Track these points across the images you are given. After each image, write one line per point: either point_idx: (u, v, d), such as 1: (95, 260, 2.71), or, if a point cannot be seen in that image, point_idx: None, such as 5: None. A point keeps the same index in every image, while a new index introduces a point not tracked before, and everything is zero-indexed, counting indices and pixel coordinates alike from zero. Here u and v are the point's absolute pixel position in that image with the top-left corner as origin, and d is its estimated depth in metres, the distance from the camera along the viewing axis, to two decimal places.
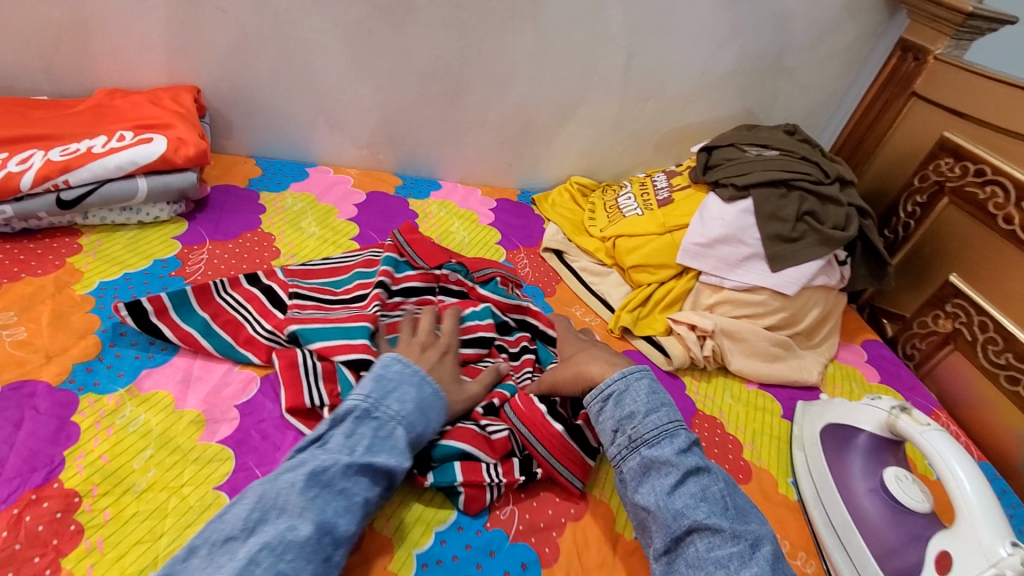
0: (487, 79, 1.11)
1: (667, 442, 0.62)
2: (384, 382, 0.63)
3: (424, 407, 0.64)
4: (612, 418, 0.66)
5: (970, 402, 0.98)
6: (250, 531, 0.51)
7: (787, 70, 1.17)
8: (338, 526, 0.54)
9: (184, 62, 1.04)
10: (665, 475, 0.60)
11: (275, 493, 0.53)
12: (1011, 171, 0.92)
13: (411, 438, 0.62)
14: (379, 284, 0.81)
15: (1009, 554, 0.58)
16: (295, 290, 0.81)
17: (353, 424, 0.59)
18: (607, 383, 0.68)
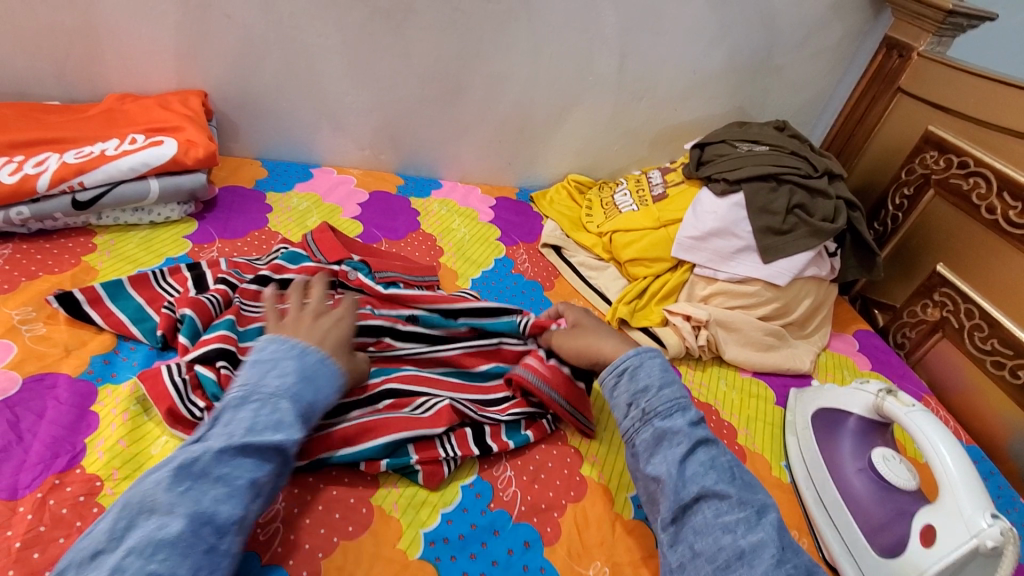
0: (485, 80, 1.14)
1: (679, 415, 0.65)
2: (259, 365, 0.60)
3: (309, 378, 0.61)
4: (627, 392, 0.68)
5: (960, 388, 1.00)
6: (117, 541, 0.47)
7: (777, 68, 1.20)
8: (218, 514, 0.50)
9: (191, 67, 1.07)
10: (676, 445, 0.62)
11: (143, 495, 0.49)
12: (992, 162, 0.95)
13: (298, 412, 0.58)
14: (257, 277, 0.81)
15: (990, 525, 0.60)
16: (222, 277, 0.80)
17: (229, 413, 0.56)
18: (623, 359, 0.71)
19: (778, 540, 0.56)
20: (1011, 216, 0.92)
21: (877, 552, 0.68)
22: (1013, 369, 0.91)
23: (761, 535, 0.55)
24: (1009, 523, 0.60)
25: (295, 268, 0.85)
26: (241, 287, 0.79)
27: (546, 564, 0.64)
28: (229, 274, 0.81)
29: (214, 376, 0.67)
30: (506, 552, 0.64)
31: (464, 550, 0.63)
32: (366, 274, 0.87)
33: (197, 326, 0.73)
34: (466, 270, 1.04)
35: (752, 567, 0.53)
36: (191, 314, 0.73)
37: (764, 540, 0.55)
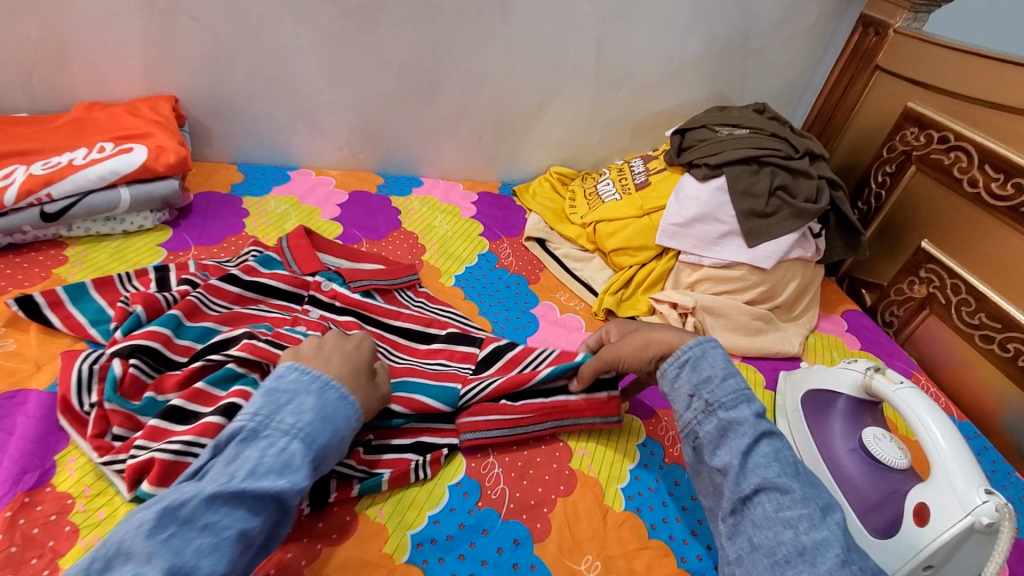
0: (462, 75, 1.12)
1: (745, 405, 0.60)
2: (277, 398, 0.57)
3: (327, 417, 0.57)
4: (688, 382, 0.63)
5: (950, 363, 1.00)
6: None
7: (755, 51, 1.19)
8: (198, 569, 0.46)
9: (160, 71, 1.05)
10: (741, 437, 0.58)
11: (123, 538, 0.45)
12: (972, 136, 0.95)
13: (308, 458, 0.54)
14: (228, 275, 0.81)
15: (985, 502, 0.58)
16: (187, 278, 0.80)
17: (237, 448, 0.53)
18: (686, 348, 0.65)
19: (846, 541, 0.51)
20: (994, 188, 0.92)
21: (872, 533, 0.67)
22: (1002, 342, 0.91)
23: (825, 534, 0.51)
24: (1003, 498, 0.59)
25: (267, 272, 0.85)
26: (205, 282, 0.79)
27: (536, 561, 0.63)
28: (194, 275, 0.81)
29: (120, 372, 0.65)
30: (495, 551, 0.63)
31: (453, 550, 0.62)
32: (340, 284, 0.87)
33: (141, 320, 0.72)
34: (449, 267, 1.03)
35: (814, 566, 0.49)
36: (140, 309, 0.72)
37: (828, 538, 0.51)
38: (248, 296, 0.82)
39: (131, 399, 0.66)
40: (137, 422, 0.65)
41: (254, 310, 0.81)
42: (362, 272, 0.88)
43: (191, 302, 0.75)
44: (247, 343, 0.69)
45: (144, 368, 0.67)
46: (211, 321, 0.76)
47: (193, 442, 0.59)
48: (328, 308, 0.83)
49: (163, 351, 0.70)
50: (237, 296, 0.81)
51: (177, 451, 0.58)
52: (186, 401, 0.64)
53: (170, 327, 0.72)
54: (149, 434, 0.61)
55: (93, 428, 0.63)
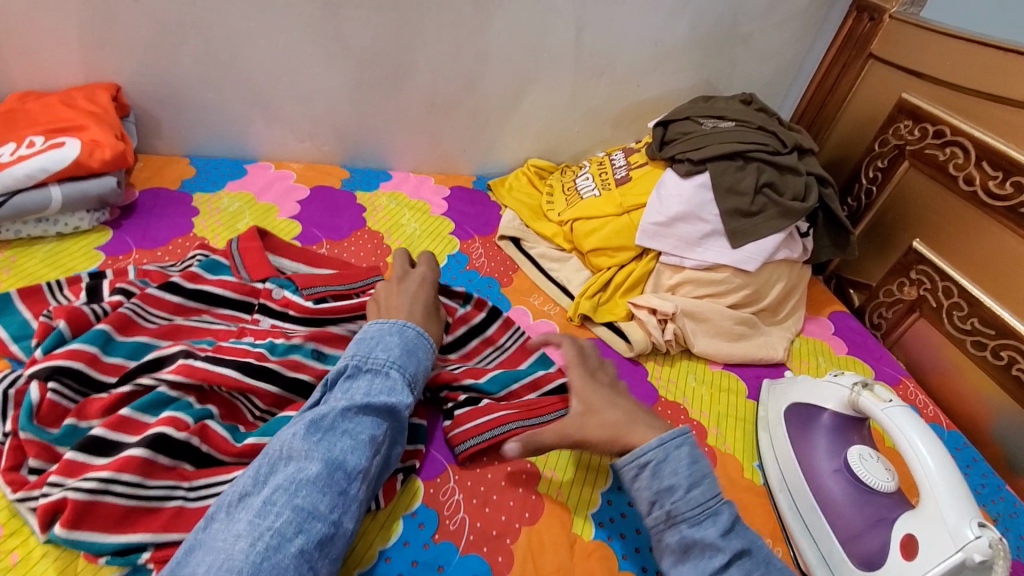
0: (431, 61, 1.05)
1: (710, 523, 0.55)
2: (369, 338, 0.61)
3: (411, 349, 0.62)
4: (648, 488, 0.58)
5: (939, 369, 0.96)
6: (261, 482, 0.50)
7: (743, 37, 1.12)
8: (347, 461, 0.52)
9: (100, 58, 0.97)
10: (709, 558, 0.53)
11: (281, 444, 0.52)
12: (970, 131, 0.90)
13: (411, 378, 0.60)
14: (166, 284, 0.74)
15: (977, 537, 0.55)
16: (121, 286, 0.73)
17: (350, 373, 0.58)
18: (646, 448, 0.59)
19: None
20: (991, 187, 0.87)
21: (855, 563, 0.63)
22: (995, 350, 0.87)
23: None
24: (996, 532, 0.55)
25: (213, 278, 0.78)
26: (141, 293, 0.72)
27: None
28: (129, 283, 0.74)
29: (36, 399, 0.60)
30: None
31: None
32: (293, 292, 0.80)
33: (64, 337, 0.66)
34: None
35: None
36: (62, 325, 0.66)
37: None
38: (191, 305, 0.75)
39: (48, 427, 0.60)
40: (55, 454, 0.59)
41: (196, 322, 0.74)
42: (316, 278, 0.81)
43: (124, 315, 0.69)
44: (183, 364, 0.64)
45: (66, 393, 0.62)
46: (146, 335, 0.70)
47: (112, 479, 0.55)
48: (280, 317, 0.76)
49: (87, 370, 0.64)
50: (175, 305, 0.74)
51: (92, 490, 0.54)
52: (108, 431, 0.59)
53: (97, 344, 0.65)
54: (64, 468, 0.56)
55: (6, 460, 0.58)
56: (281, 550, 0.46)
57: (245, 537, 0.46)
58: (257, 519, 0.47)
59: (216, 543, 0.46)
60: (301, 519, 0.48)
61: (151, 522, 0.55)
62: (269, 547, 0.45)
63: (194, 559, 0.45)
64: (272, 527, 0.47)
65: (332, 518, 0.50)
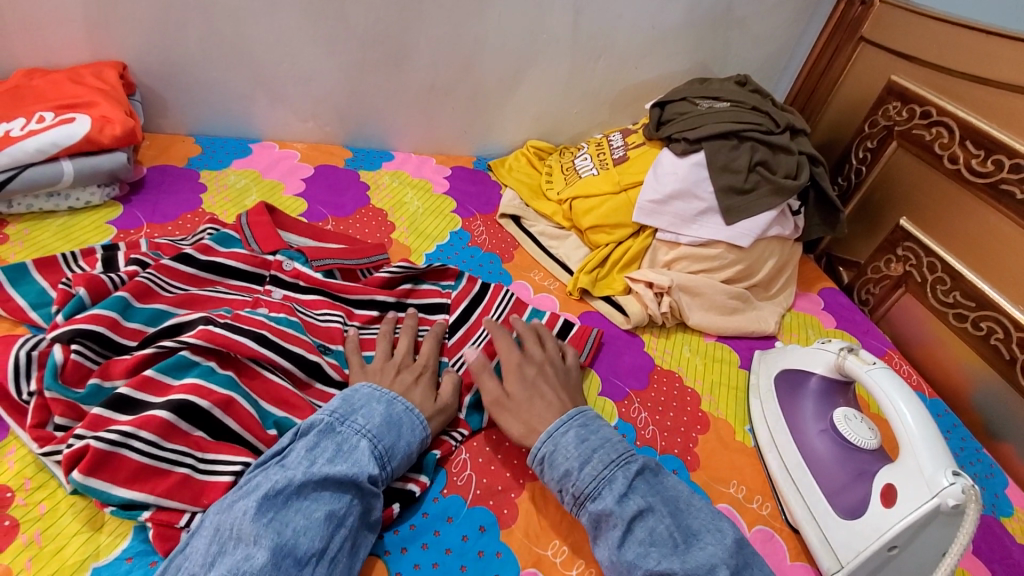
0: (431, 42, 1.06)
1: (607, 492, 0.59)
2: (351, 402, 0.63)
3: (394, 421, 0.63)
4: (552, 478, 0.62)
5: (923, 341, 1.00)
6: (210, 566, 0.49)
7: (738, 20, 1.14)
8: (298, 546, 0.51)
9: (105, 36, 0.98)
10: (613, 527, 0.58)
11: (231, 524, 0.51)
12: (955, 111, 0.93)
13: (380, 452, 0.60)
14: (181, 255, 0.77)
15: (951, 484, 0.58)
16: (136, 258, 0.75)
17: (315, 446, 0.58)
18: (538, 444, 0.64)
19: None
20: (974, 165, 0.90)
21: (838, 513, 0.66)
22: (975, 320, 0.91)
23: None
24: (969, 480, 0.58)
25: (224, 250, 0.80)
26: (156, 263, 0.75)
27: (503, 548, 0.62)
28: (144, 255, 0.77)
29: (60, 359, 0.62)
30: (460, 539, 0.62)
31: (416, 540, 0.62)
32: (303, 264, 0.83)
33: (84, 303, 0.68)
34: (419, 246, 1.00)
35: None
36: (82, 292, 0.68)
37: None
38: (206, 277, 0.78)
39: (73, 386, 0.62)
40: (79, 411, 0.62)
41: (212, 292, 0.77)
42: (325, 251, 0.84)
43: (141, 283, 0.71)
44: (204, 331, 0.66)
45: (89, 355, 0.64)
46: (164, 304, 0.72)
47: (132, 434, 0.58)
48: (292, 288, 0.80)
49: (109, 335, 0.66)
50: (188, 275, 0.76)
51: (113, 441, 0.57)
52: (133, 391, 0.62)
53: (116, 309, 0.68)
54: (90, 423, 0.59)
55: (32, 417, 0.60)
56: None
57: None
58: None
59: None
60: None
61: (156, 484, 0.58)
62: None
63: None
64: None
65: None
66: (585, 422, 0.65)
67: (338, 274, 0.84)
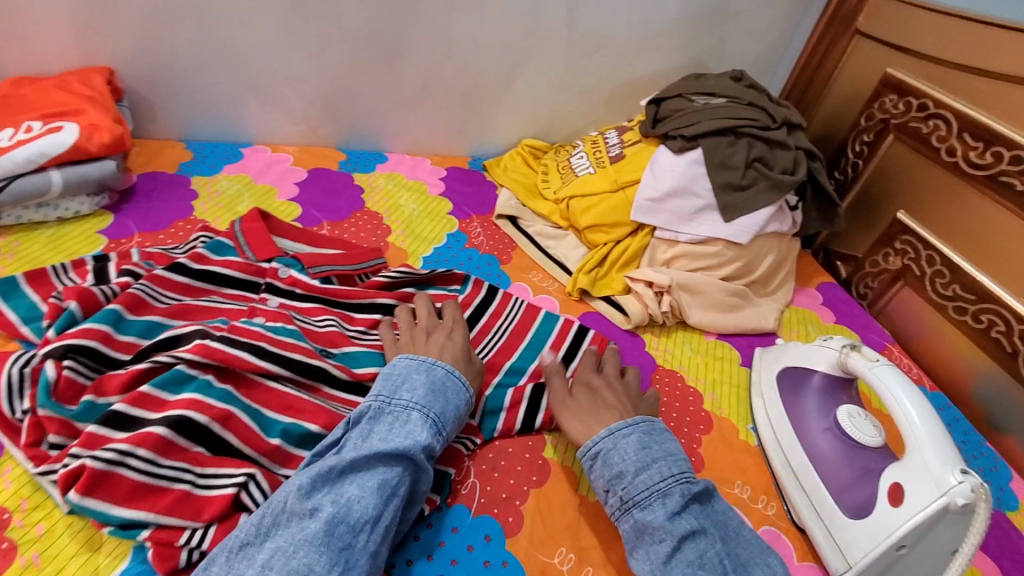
0: (424, 41, 1.05)
1: (659, 505, 0.59)
2: (397, 379, 0.65)
3: (438, 391, 0.65)
4: (602, 477, 0.63)
5: (922, 334, 1.00)
6: (264, 536, 0.52)
7: (732, 15, 1.13)
8: (351, 514, 0.54)
9: (92, 41, 0.96)
10: (659, 542, 0.57)
11: (286, 495, 0.54)
12: (951, 103, 0.93)
13: (430, 423, 0.62)
14: (174, 264, 0.75)
15: (960, 483, 0.58)
16: (128, 269, 0.74)
17: (367, 423, 0.61)
18: (596, 440, 0.65)
19: None
20: (972, 157, 0.90)
21: (845, 512, 0.66)
22: (975, 314, 0.91)
23: None
24: (978, 479, 0.58)
25: (219, 259, 0.79)
26: (148, 273, 0.74)
27: (509, 557, 0.62)
28: (136, 265, 0.75)
29: (53, 376, 0.60)
30: (466, 549, 0.62)
31: (422, 551, 0.61)
32: (299, 271, 0.82)
33: (76, 317, 0.67)
34: (416, 249, 0.99)
35: None
36: (74, 305, 0.67)
37: None
38: (199, 287, 0.76)
39: (66, 403, 0.61)
40: (74, 429, 0.61)
41: (206, 301, 0.75)
42: (322, 257, 0.83)
43: (133, 295, 0.70)
44: (201, 345, 0.65)
45: (82, 370, 0.63)
46: (157, 315, 0.71)
47: (129, 452, 0.57)
48: (288, 295, 0.79)
49: (101, 349, 0.65)
50: (182, 285, 0.75)
51: (110, 460, 0.56)
52: (129, 407, 0.61)
53: (109, 323, 0.67)
54: (86, 441, 0.58)
55: (27, 436, 0.59)
56: None
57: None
58: None
59: None
60: None
61: (155, 502, 0.57)
62: None
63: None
64: None
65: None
66: (649, 430, 0.66)
67: (336, 280, 0.83)
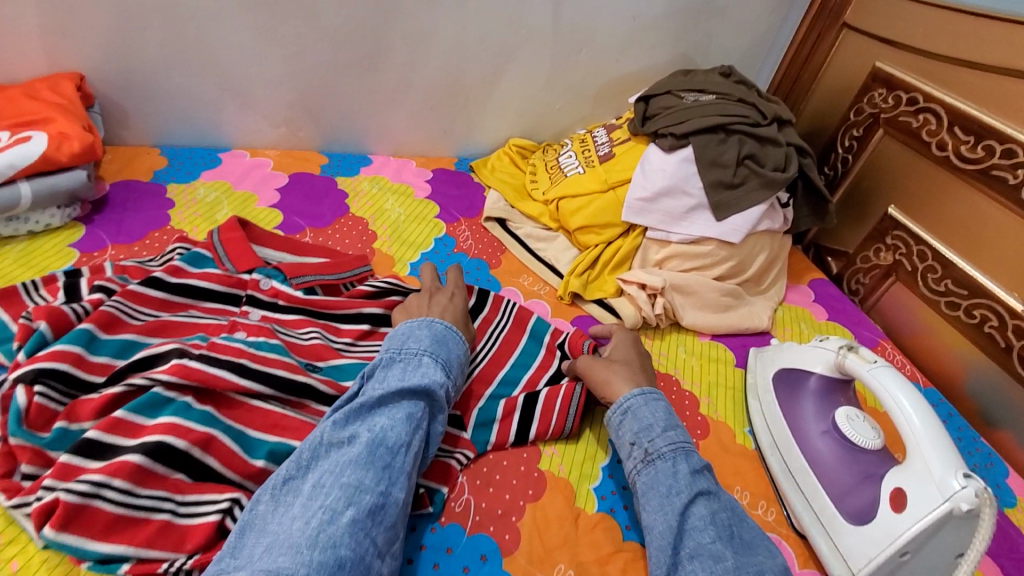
0: (407, 39, 1.02)
1: (683, 459, 0.61)
2: (403, 328, 0.68)
3: (441, 339, 0.67)
4: (630, 431, 0.65)
5: (914, 330, 1.00)
6: (306, 469, 0.54)
7: (720, 9, 1.12)
8: (388, 437, 0.57)
9: (59, 45, 0.92)
10: (676, 494, 0.59)
11: (321, 432, 0.57)
12: (942, 97, 0.92)
13: (442, 361, 0.65)
14: (149, 279, 0.72)
15: (964, 487, 0.57)
16: (101, 284, 0.71)
17: (384, 364, 0.62)
18: (629, 397, 0.68)
19: None
20: (963, 151, 0.89)
21: (847, 518, 0.65)
22: (968, 309, 0.90)
23: (761, 560, 0.55)
24: (981, 483, 0.57)
25: (197, 271, 0.76)
26: (122, 289, 0.70)
27: None
28: (109, 280, 0.72)
29: (23, 403, 0.58)
30: (461, 570, 0.60)
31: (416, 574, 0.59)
32: (282, 282, 0.79)
33: (47, 339, 0.64)
34: (404, 254, 0.96)
35: None
36: (44, 326, 0.64)
37: None
38: (176, 301, 0.73)
39: (39, 431, 0.58)
40: (47, 458, 0.58)
41: (183, 317, 0.72)
42: (304, 266, 0.80)
43: (106, 313, 0.67)
44: (178, 365, 0.62)
45: (53, 396, 0.60)
46: (132, 333, 0.68)
47: (104, 483, 0.54)
48: (270, 308, 0.76)
49: (73, 372, 0.62)
50: (159, 300, 0.72)
51: (85, 493, 0.53)
52: (103, 434, 0.58)
53: (81, 343, 0.63)
54: (59, 472, 0.55)
55: None
56: (334, 521, 0.49)
57: (301, 518, 0.50)
58: (309, 501, 0.51)
59: (273, 526, 0.50)
60: (349, 494, 0.52)
61: (135, 535, 0.54)
62: (324, 521, 0.49)
63: (249, 543, 0.49)
64: (323, 506, 0.51)
65: (380, 490, 0.53)
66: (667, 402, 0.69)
67: (321, 291, 0.80)
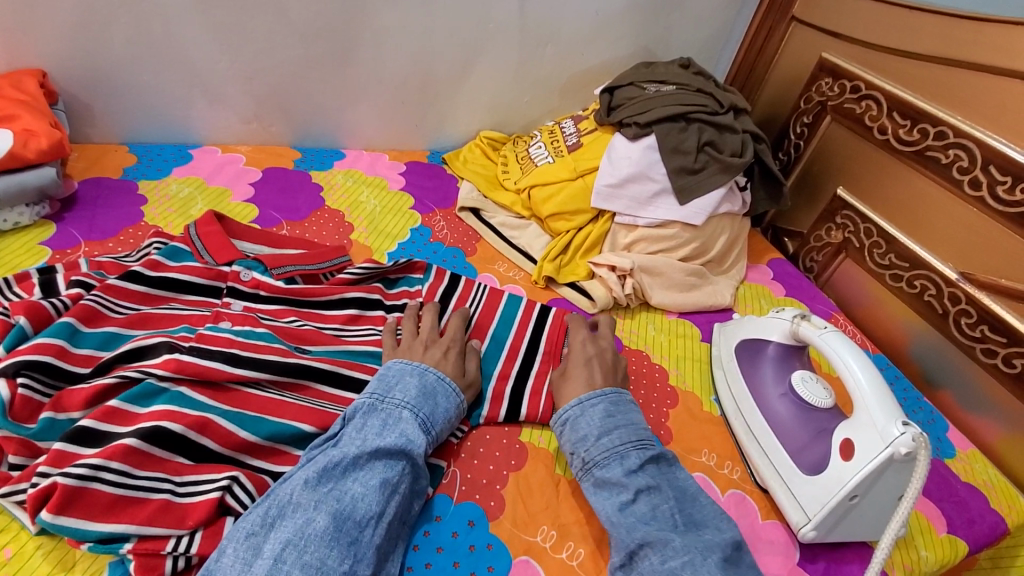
0: (375, 33, 1.04)
1: (616, 463, 0.64)
2: (387, 378, 0.67)
3: (429, 391, 0.67)
4: (568, 441, 0.68)
5: (863, 301, 1.07)
6: (270, 527, 0.54)
7: (678, 5, 1.17)
8: (356, 510, 0.56)
9: (20, 42, 0.90)
10: (619, 493, 0.62)
11: (289, 494, 0.56)
12: (881, 85, 0.99)
13: (422, 420, 0.64)
14: (129, 273, 0.73)
15: (903, 434, 0.63)
16: (78, 279, 0.71)
17: (362, 418, 0.62)
18: (567, 408, 0.70)
19: None
20: (902, 135, 0.97)
21: (803, 470, 0.71)
22: (910, 280, 0.98)
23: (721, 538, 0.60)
24: (918, 429, 0.64)
25: (177, 265, 0.77)
26: (102, 284, 0.71)
27: (493, 540, 0.64)
28: (87, 275, 0.72)
29: (7, 396, 0.58)
30: (450, 536, 0.63)
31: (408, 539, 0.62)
32: (262, 272, 0.80)
33: (26, 333, 0.64)
34: (380, 245, 0.98)
35: None
36: (23, 320, 0.64)
37: None
38: (158, 295, 0.74)
39: (24, 423, 0.59)
40: (35, 448, 0.58)
41: (166, 309, 0.73)
42: (284, 258, 0.81)
43: (88, 307, 0.67)
44: (171, 359, 0.63)
45: (36, 387, 0.60)
46: (115, 325, 0.69)
47: (102, 466, 0.55)
48: (253, 299, 0.77)
49: (57, 363, 0.62)
50: (140, 294, 0.73)
51: (83, 476, 0.54)
52: (97, 422, 0.59)
53: (64, 336, 0.64)
54: (54, 459, 0.56)
55: None
56: None
57: None
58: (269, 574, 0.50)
59: None
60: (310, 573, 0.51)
61: (136, 513, 0.55)
62: None
63: None
64: None
65: (344, 568, 0.52)
66: (616, 401, 0.70)
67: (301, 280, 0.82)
